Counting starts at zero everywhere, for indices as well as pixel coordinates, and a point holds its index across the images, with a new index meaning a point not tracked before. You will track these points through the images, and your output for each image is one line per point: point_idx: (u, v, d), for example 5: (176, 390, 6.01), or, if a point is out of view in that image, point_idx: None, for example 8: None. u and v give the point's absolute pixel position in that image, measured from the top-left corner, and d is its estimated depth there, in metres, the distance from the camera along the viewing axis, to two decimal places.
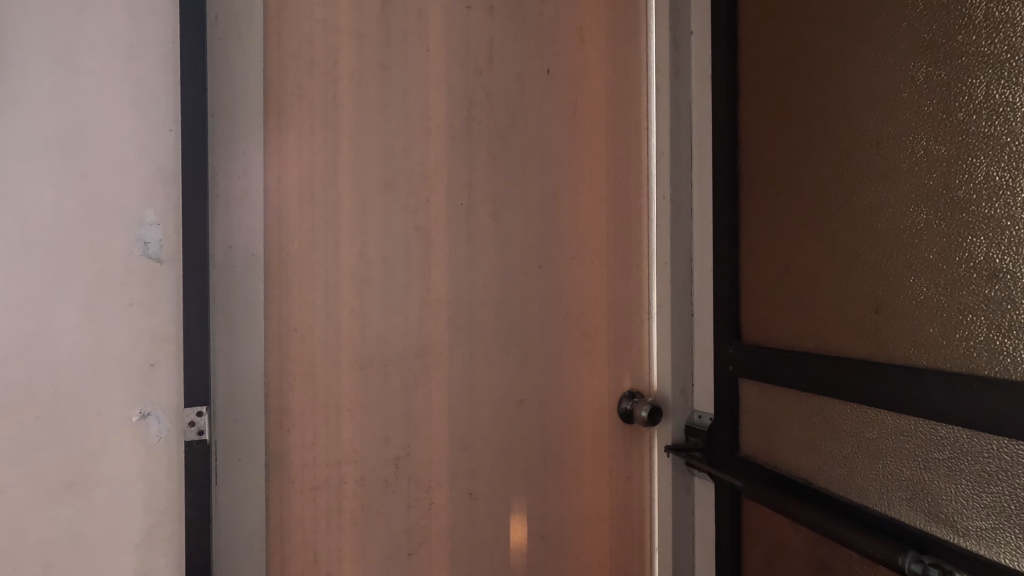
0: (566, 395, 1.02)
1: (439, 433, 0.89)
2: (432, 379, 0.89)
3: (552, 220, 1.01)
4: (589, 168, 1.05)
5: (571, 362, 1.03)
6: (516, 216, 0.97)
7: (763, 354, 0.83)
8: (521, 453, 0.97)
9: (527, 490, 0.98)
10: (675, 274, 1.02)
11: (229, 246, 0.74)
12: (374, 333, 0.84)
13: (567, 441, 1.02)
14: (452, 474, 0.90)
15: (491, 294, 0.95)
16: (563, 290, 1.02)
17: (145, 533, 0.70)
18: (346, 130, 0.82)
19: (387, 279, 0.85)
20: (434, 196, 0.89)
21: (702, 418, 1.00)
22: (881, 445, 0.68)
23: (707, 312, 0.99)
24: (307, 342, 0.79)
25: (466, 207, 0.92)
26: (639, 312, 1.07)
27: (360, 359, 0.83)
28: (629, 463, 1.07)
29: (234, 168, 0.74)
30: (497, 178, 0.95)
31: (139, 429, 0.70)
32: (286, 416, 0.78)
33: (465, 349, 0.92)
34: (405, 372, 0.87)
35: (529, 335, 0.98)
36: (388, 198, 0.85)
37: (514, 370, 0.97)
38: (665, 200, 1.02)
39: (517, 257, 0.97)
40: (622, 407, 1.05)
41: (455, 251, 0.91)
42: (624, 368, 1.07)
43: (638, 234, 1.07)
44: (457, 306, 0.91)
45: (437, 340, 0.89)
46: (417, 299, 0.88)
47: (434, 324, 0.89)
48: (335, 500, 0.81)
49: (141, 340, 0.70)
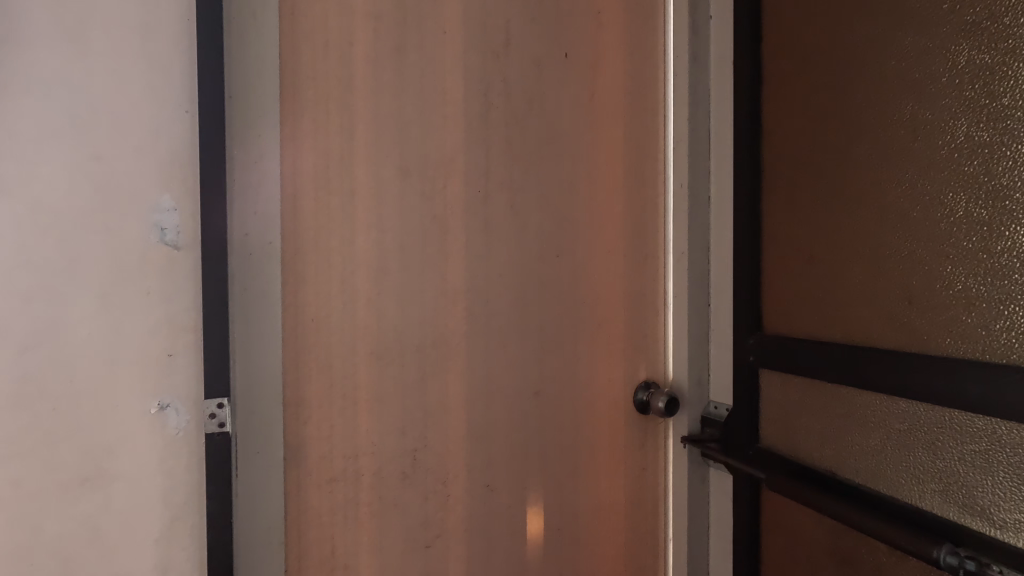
0: (582, 387, 1.01)
1: (456, 426, 0.88)
2: (449, 369, 0.87)
3: (569, 208, 0.99)
4: (607, 155, 1.02)
5: (587, 353, 1.01)
6: (533, 203, 0.95)
7: (786, 345, 0.83)
8: (538, 445, 0.96)
9: (544, 483, 0.97)
10: (693, 263, 1.03)
11: (246, 233, 0.72)
12: (391, 323, 0.83)
13: (584, 433, 1.01)
14: (470, 466, 0.89)
15: (507, 284, 0.93)
16: (579, 280, 1.00)
17: (164, 528, 0.69)
18: (362, 115, 0.80)
19: (404, 268, 0.84)
20: (451, 183, 0.88)
21: (718, 409, 1.01)
22: (911, 436, 0.67)
23: (727, 300, 1.00)
24: (324, 332, 0.78)
25: (482, 195, 0.90)
26: (656, 302, 1.07)
27: (377, 350, 0.82)
28: (644, 455, 1.06)
29: (250, 152, 0.72)
30: (514, 165, 0.93)
31: (157, 421, 0.68)
32: (303, 407, 0.76)
33: (482, 339, 0.91)
34: (422, 363, 0.85)
35: (546, 326, 0.97)
36: (405, 185, 0.84)
37: (532, 360, 0.95)
38: (683, 188, 1.03)
39: (535, 246, 0.96)
40: (637, 397, 1.04)
41: (471, 238, 0.89)
42: (640, 358, 1.06)
43: (653, 223, 1.07)
44: (474, 296, 0.90)
45: (454, 330, 0.88)
46: (434, 288, 0.86)
47: (452, 314, 0.88)
48: (352, 492, 0.80)
49: (159, 329, 0.68)
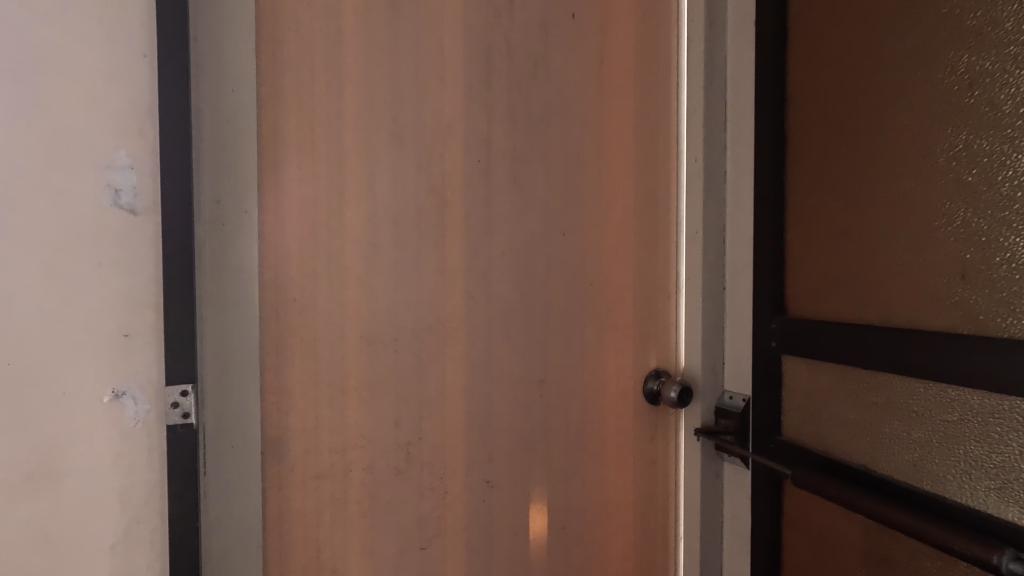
0: (589, 375, 0.94)
1: (454, 417, 0.81)
2: (446, 356, 0.80)
3: (575, 182, 0.91)
4: (617, 126, 0.95)
5: (596, 339, 0.94)
6: (538, 176, 0.88)
7: (813, 328, 0.76)
8: (543, 438, 0.89)
9: (548, 478, 0.90)
10: (708, 243, 0.96)
11: (218, 200, 0.64)
12: (383, 304, 0.76)
13: (590, 425, 0.94)
14: (470, 460, 0.82)
15: (510, 263, 0.86)
16: (587, 261, 0.93)
17: (122, 532, 0.61)
18: (351, 74, 0.72)
19: (397, 245, 0.76)
20: (450, 152, 0.80)
21: (734, 399, 0.95)
22: (961, 428, 0.60)
23: (743, 283, 0.93)
24: (308, 313, 0.71)
25: (484, 165, 0.83)
26: (667, 284, 1.00)
27: (368, 334, 0.75)
28: (654, 448, 1.00)
29: (224, 110, 0.64)
30: (518, 135, 0.86)
31: (113, 411, 0.60)
32: (285, 397, 0.69)
33: (483, 323, 0.83)
34: (417, 349, 0.78)
35: (551, 310, 0.90)
36: (398, 153, 0.76)
37: (536, 346, 0.88)
38: (698, 162, 0.96)
39: (540, 223, 0.88)
40: (648, 386, 0.98)
41: (470, 213, 0.82)
42: (651, 346, 0.99)
43: (666, 200, 1.00)
44: (474, 277, 0.82)
45: (452, 313, 0.81)
46: (431, 266, 0.79)
47: (450, 295, 0.80)
48: (340, 490, 0.73)
49: (114, 306, 0.60)
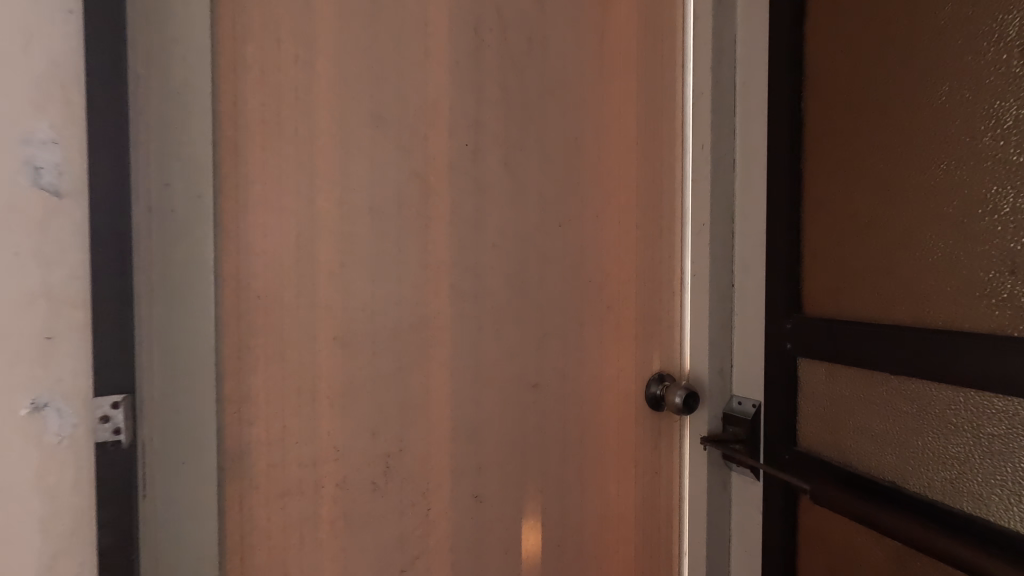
0: (586, 379, 0.86)
1: (439, 426, 0.74)
2: (430, 359, 0.73)
3: (572, 170, 0.84)
4: (615, 110, 0.89)
5: (595, 340, 0.87)
6: (532, 162, 0.80)
7: (836, 328, 0.69)
8: (537, 448, 0.82)
9: (543, 492, 0.83)
10: (715, 236, 0.87)
11: (166, 183, 0.56)
12: (359, 302, 0.68)
13: (589, 434, 0.87)
14: (457, 473, 0.75)
15: (501, 258, 0.78)
16: (585, 255, 0.86)
17: (45, 563, 0.53)
18: (323, 46, 0.65)
19: (376, 236, 0.69)
20: (434, 134, 0.72)
21: (743, 405, 0.87)
22: (1010, 443, 0.53)
23: (753, 280, 0.84)
24: (274, 312, 0.64)
25: (472, 149, 0.75)
26: (670, 283, 0.92)
27: (342, 335, 0.67)
28: (657, 456, 0.93)
29: (174, 81, 0.56)
30: (510, 117, 0.78)
31: (32, 426, 0.52)
32: (247, 405, 0.62)
33: (471, 323, 0.76)
34: (398, 351, 0.71)
35: (546, 308, 0.82)
36: (376, 135, 0.68)
37: (529, 348, 0.81)
38: (704, 149, 0.87)
39: (534, 213, 0.81)
40: (650, 392, 0.91)
41: (457, 202, 0.74)
42: (654, 347, 0.93)
43: (670, 190, 0.92)
44: (462, 272, 0.75)
45: (437, 312, 0.73)
46: (412, 261, 0.71)
47: (434, 293, 0.73)
48: (310, 507, 0.66)
49: (33, 305, 0.52)
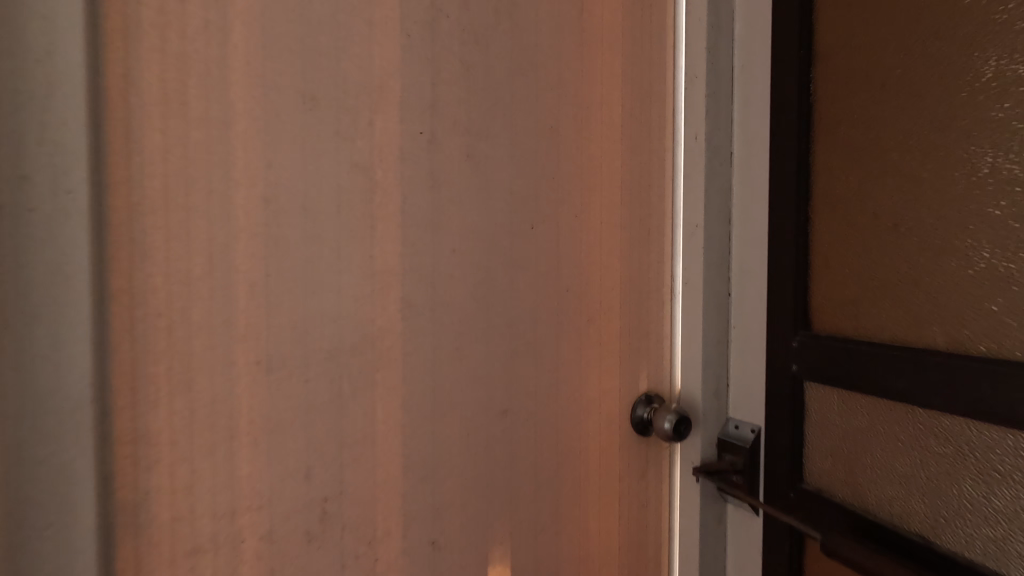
0: (564, 401, 0.76)
1: (387, 462, 0.63)
2: (377, 385, 0.62)
3: (548, 164, 0.73)
4: (602, 94, 0.77)
5: (574, 358, 0.77)
6: (500, 154, 0.70)
7: (853, 351, 0.59)
8: (506, 484, 0.71)
9: (513, 534, 0.72)
10: (709, 239, 0.80)
11: (21, 173, 0.44)
12: (289, 319, 0.57)
13: (567, 465, 0.76)
14: (409, 517, 0.64)
15: (463, 264, 0.67)
16: (562, 261, 0.75)
17: None
18: (240, 10, 0.54)
19: (308, 241, 0.58)
20: (381, 119, 0.61)
21: (739, 429, 0.79)
22: None
23: (751, 288, 0.78)
24: (179, 333, 0.52)
25: (428, 137, 0.64)
26: (659, 290, 0.83)
27: (266, 358, 0.56)
28: (645, 488, 0.82)
29: (31, 41, 0.44)
30: (474, 101, 0.67)
31: None
32: (144, 448, 0.51)
33: (427, 340, 0.65)
34: (337, 376, 0.60)
35: (517, 322, 0.72)
36: (307, 119, 0.58)
37: (498, 367, 0.70)
38: (698, 140, 0.80)
39: (502, 213, 0.70)
40: (636, 415, 0.80)
41: (409, 198, 0.64)
42: (642, 366, 0.82)
43: (658, 185, 0.82)
44: (415, 282, 0.64)
45: (385, 329, 0.62)
46: (354, 268, 0.61)
47: (381, 306, 0.62)
48: (226, 567, 0.55)
49: None
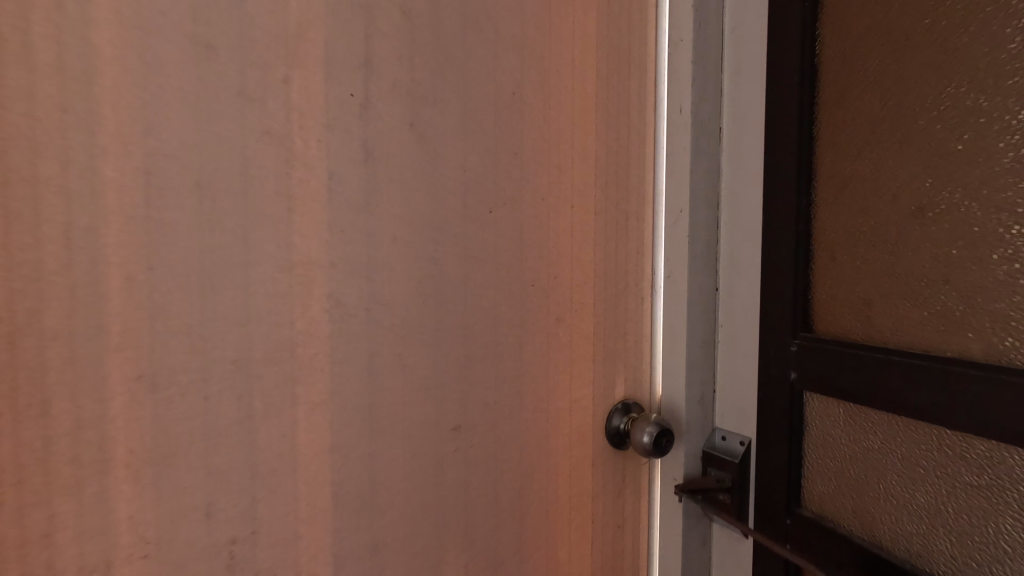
0: (528, 412, 0.66)
1: (312, 492, 0.52)
2: (298, 400, 0.51)
3: (509, 137, 0.63)
4: (573, 57, 0.67)
5: (540, 363, 0.67)
6: (451, 124, 0.59)
7: (864, 361, 0.52)
8: (460, 510, 0.61)
9: (469, 566, 0.62)
10: (696, 224, 0.71)
11: None
12: (181, 322, 0.46)
13: (532, 484, 0.67)
14: (341, 556, 0.54)
15: (405, 255, 0.56)
16: (527, 251, 0.65)
17: None
18: None
19: (206, 225, 0.47)
20: (299, 76, 0.50)
21: (727, 441, 0.70)
22: None
23: (743, 281, 0.68)
24: (24, 342, 0.40)
25: (361, 100, 0.53)
26: (638, 285, 0.74)
27: (151, 372, 0.45)
28: (621, 505, 0.74)
29: None
30: (419, 58, 0.56)
31: None
32: None
33: (361, 346, 0.54)
34: (246, 390, 0.49)
35: (472, 323, 0.61)
36: (201, 72, 0.46)
37: (449, 376, 0.60)
38: (682, 112, 0.71)
39: (454, 194, 0.59)
40: (611, 425, 0.72)
41: (337, 175, 0.53)
42: (617, 370, 0.73)
43: (638, 167, 0.73)
44: (346, 275, 0.53)
45: (308, 333, 0.52)
46: (266, 260, 0.50)
47: (303, 305, 0.51)
48: None
49: None
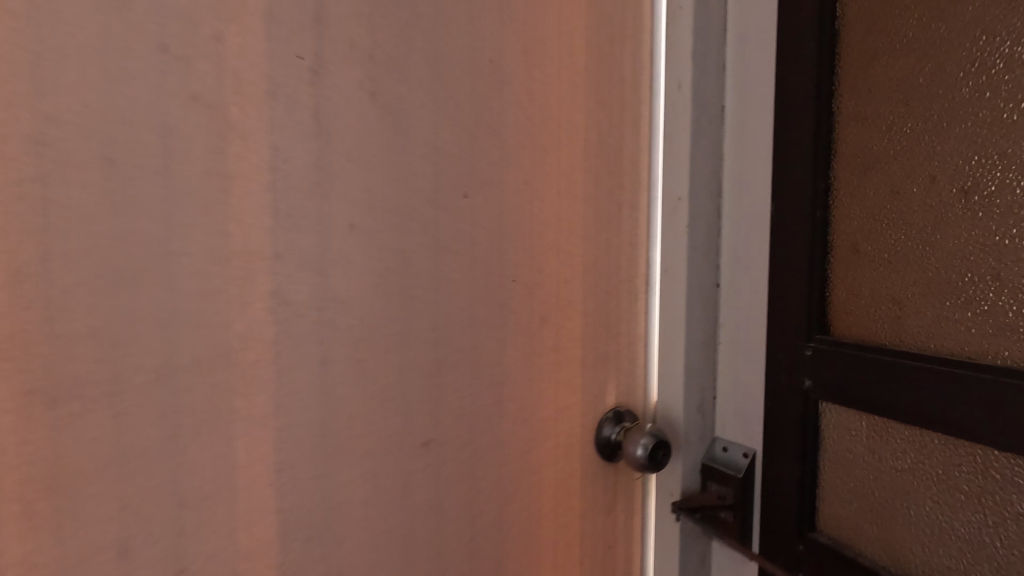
0: (508, 423, 0.59)
1: (255, 522, 0.45)
2: (236, 415, 0.44)
3: (487, 113, 0.56)
4: (560, 25, 0.60)
5: (522, 368, 0.60)
6: (420, 96, 0.51)
7: (891, 369, 0.47)
8: (431, 536, 0.54)
9: None
10: (696, 213, 0.64)
11: None
12: (87, 325, 0.38)
13: (513, 504, 0.60)
14: None
15: (364, 245, 0.49)
16: (507, 242, 0.58)
17: None
18: None
19: (119, 208, 0.39)
20: (235, 32, 0.42)
21: (728, 453, 0.64)
22: None
23: (747, 276, 0.62)
24: None
25: (312, 65, 0.46)
26: (631, 280, 0.67)
27: (48, 385, 0.37)
28: (612, 523, 0.67)
29: None
30: (381, 18, 0.48)
31: None
32: None
33: (313, 351, 0.47)
34: (172, 406, 0.41)
35: (445, 324, 0.54)
36: (110, 22, 0.38)
37: (418, 384, 0.52)
38: (682, 89, 0.64)
39: (423, 177, 0.52)
40: (602, 436, 0.65)
41: (283, 152, 0.45)
42: (609, 374, 0.66)
43: (633, 151, 0.66)
44: (294, 269, 0.46)
45: (248, 336, 0.44)
46: (195, 250, 0.42)
47: (242, 304, 0.44)
48: None
49: None
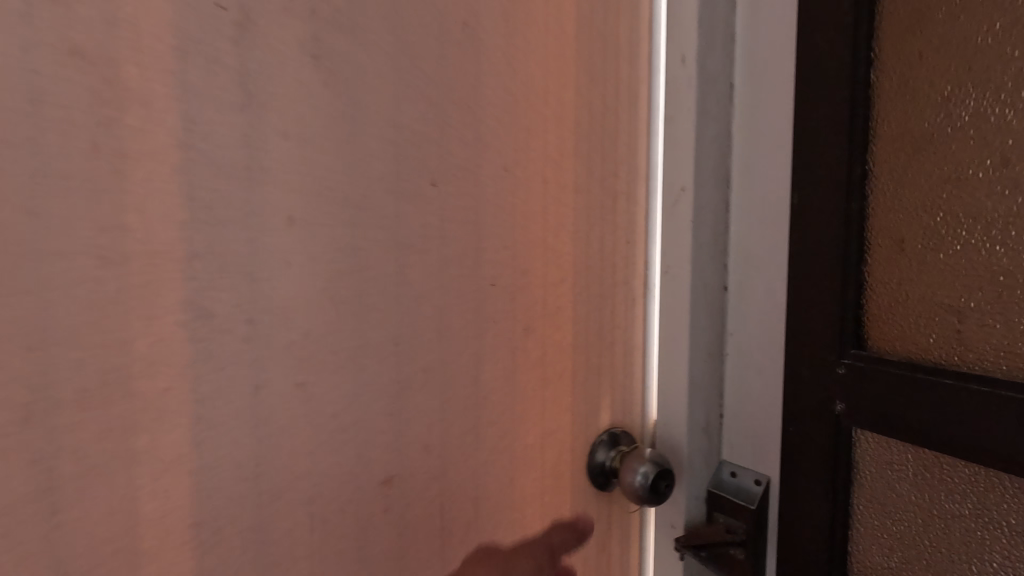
0: (486, 450, 0.51)
1: None
2: (139, 461, 0.34)
3: (460, 86, 0.47)
4: None
5: (503, 386, 0.51)
6: (377, 62, 0.42)
7: (945, 395, 0.41)
8: None
9: None
10: (702, 206, 0.56)
11: None
12: None
13: (493, 545, 0.51)
14: None
15: (308, 243, 0.40)
16: (484, 239, 0.49)
17: None
18: None
19: None
20: None
21: (739, 479, 0.57)
22: None
23: (762, 278, 0.55)
24: None
25: (237, 17, 0.36)
26: (629, 282, 0.59)
27: None
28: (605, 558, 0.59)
29: None
30: None
31: None
32: None
33: (243, 375, 0.38)
34: (48, 455, 0.31)
35: (409, 337, 0.45)
36: None
37: (377, 410, 0.44)
38: (687, 63, 0.56)
39: (382, 160, 0.43)
40: (596, 461, 0.58)
41: (199, 125, 0.35)
42: (603, 390, 0.58)
43: (630, 134, 0.58)
44: (217, 273, 0.36)
45: (155, 360, 0.34)
46: (78, 250, 0.32)
47: (146, 320, 0.34)
48: None
49: None
